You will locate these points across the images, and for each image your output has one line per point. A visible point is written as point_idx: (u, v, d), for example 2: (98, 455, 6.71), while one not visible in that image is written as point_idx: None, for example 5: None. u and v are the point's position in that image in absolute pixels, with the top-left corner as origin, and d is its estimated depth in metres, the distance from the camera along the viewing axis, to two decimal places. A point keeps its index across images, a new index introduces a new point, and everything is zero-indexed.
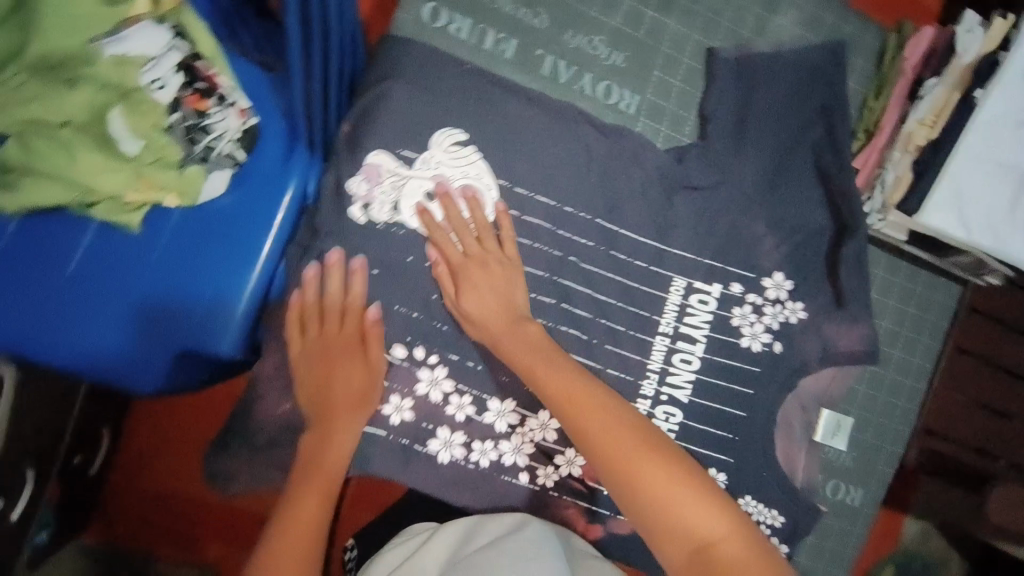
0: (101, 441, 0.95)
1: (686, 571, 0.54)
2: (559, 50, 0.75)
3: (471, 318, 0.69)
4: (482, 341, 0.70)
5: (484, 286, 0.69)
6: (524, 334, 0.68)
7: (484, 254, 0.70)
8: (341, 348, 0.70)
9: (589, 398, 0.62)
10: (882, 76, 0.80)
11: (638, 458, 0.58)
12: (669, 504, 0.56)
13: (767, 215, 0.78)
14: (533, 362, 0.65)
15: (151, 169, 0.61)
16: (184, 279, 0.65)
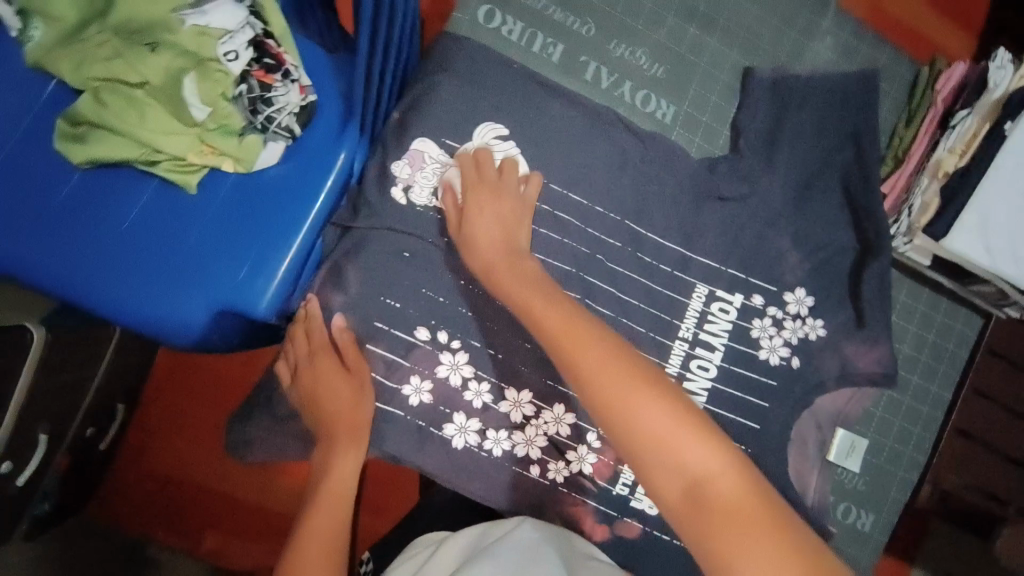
0: (117, 414, 0.97)
1: (678, 508, 0.50)
2: (603, 57, 0.78)
3: (471, 239, 0.68)
4: (476, 265, 0.67)
5: (489, 211, 0.69)
6: (521, 266, 0.65)
7: (493, 188, 0.70)
8: (328, 373, 0.73)
9: (582, 326, 0.58)
10: (914, 105, 0.82)
11: (629, 388, 0.53)
12: (660, 434, 0.51)
13: (793, 231, 0.80)
14: (527, 291, 0.62)
15: (213, 134, 0.65)
16: (230, 243, 0.68)
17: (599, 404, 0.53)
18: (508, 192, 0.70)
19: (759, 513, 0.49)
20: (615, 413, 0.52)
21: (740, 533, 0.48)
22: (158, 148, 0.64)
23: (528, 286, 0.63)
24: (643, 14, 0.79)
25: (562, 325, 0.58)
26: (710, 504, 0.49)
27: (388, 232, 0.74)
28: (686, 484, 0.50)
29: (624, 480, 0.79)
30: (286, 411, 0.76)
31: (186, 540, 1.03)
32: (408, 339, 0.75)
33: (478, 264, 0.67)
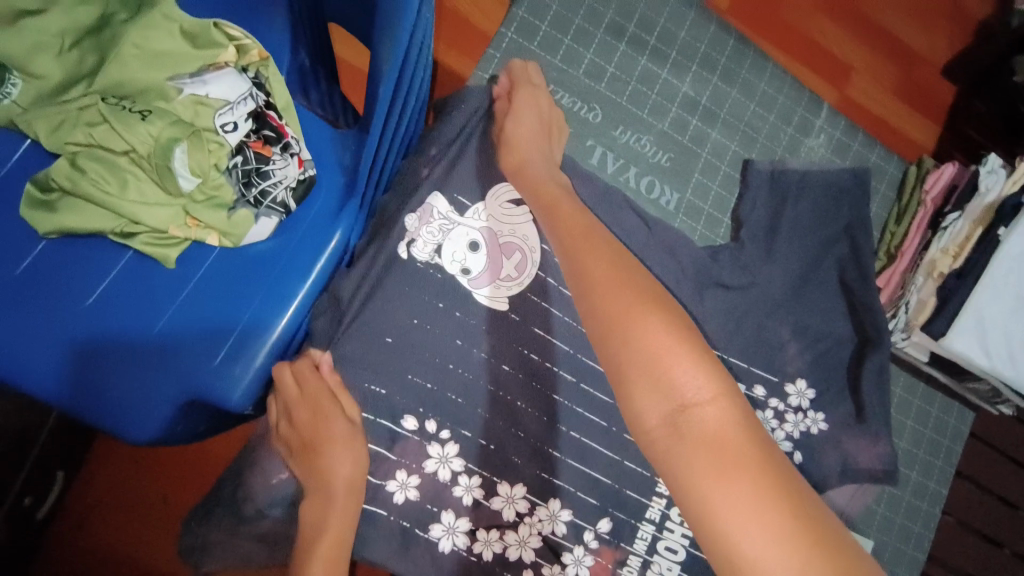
0: (55, 483, 0.86)
1: (655, 428, 0.43)
2: (609, 143, 0.79)
3: (507, 135, 0.71)
4: (507, 161, 0.70)
5: (530, 120, 0.72)
6: (551, 179, 0.67)
7: (534, 92, 0.74)
8: (323, 423, 0.63)
9: (593, 247, 0.54)
10: (903, 204, 0.85)
11: (632, 302, 0.48)
12: (651, 348, 0.45)
13: (792, 322, 0.80)
14: (562, 213, 0.60)
15: (200, 207, 0.60)
16: (207, 317, 0.62)
17: (594, 311, 0.49)
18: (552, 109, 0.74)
19: (748, 455, 0.41)
20: (610, 320, 0.47)
21: (718, 470, 0.41)
22: (137, 221, 0.58)
23: (563, 207, 0.62)
24: (649, 104, 0.81)
25: (578, 244, 0.56)
26: (692, 432, 0.42)
27: (383, 312, 0.69)
28: (669, 406, 0.43)
29: None
30: (253, 511, 0.67)
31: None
32: (395, 429, 0.69)
33: (509, 162, 0.70)
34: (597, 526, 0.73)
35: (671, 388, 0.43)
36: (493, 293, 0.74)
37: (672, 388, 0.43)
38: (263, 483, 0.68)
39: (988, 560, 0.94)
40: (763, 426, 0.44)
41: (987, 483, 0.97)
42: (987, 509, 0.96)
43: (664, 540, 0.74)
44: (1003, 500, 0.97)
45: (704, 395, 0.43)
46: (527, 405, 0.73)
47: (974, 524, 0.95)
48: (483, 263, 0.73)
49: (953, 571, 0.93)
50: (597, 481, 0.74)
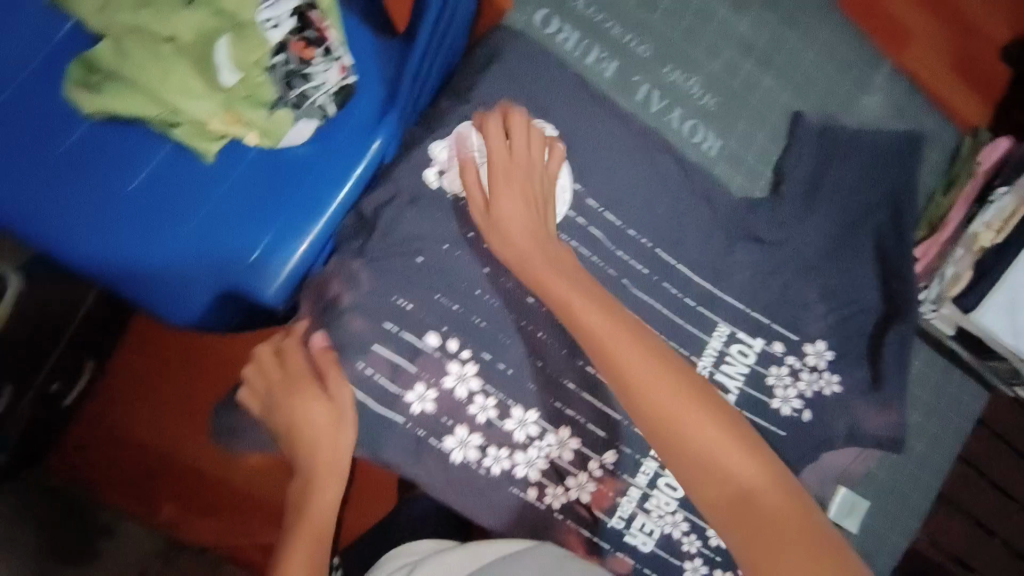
0: (84, 371, 0.92)
1: (729, 519, 0.52)
2: (656, 81, 0.76)
3: (498, 222, 0.64)
4: (506, 255, 0.64)
5: (519, 193, 0.65)
6: (558, 257, 0.63)
7: (508, 151, 0.66)
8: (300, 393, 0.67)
9: (625, 336, 0.57)
10: (954, 172, 0.82)
11: (675, 397, 0.54)
12: (709, 448, 0.53)
13: (821, 283, 0.79)
14: (561, 284, 0.60)
15: (241, 104, 0.61)
16: (245, 218, 0.64)
17: (654, 420, 0.54)
18: (538, 171, 0.67)
19: (802, 522, 0.51)
20: (662, 422, 0.54)
21: (788, 541, 0.50)
22: (179, 111, 0.59)
23: (569, 288, 0.60)
24: (702, 44, 0.78)
25: (608, 333, 0.57)
26: (758, 515, 0.51)
27: (413, 232, 0.69)
28: (731, 487, 0.52)
29: (621, 513, 0.77)
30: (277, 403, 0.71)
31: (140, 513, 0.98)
32: (417, 344, 0.70)
33: (509, 256, 0.63)
34: (603, 457, 0.76)
35: (726, 470, 0.52)
36: None
37: (728, 473, 0.52)
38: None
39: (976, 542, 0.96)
40: (794, 478, 0.55)
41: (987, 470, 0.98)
42: (983, 496, 0.97)
43: (664, 477, 0.78)
44: (1000, 489, 0.98)
45: (752, 468, 0.53)
46: (546, 335, 0.74)
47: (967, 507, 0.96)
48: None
49: (939, 548, 0.94)
50: (607, 416, 0.76)
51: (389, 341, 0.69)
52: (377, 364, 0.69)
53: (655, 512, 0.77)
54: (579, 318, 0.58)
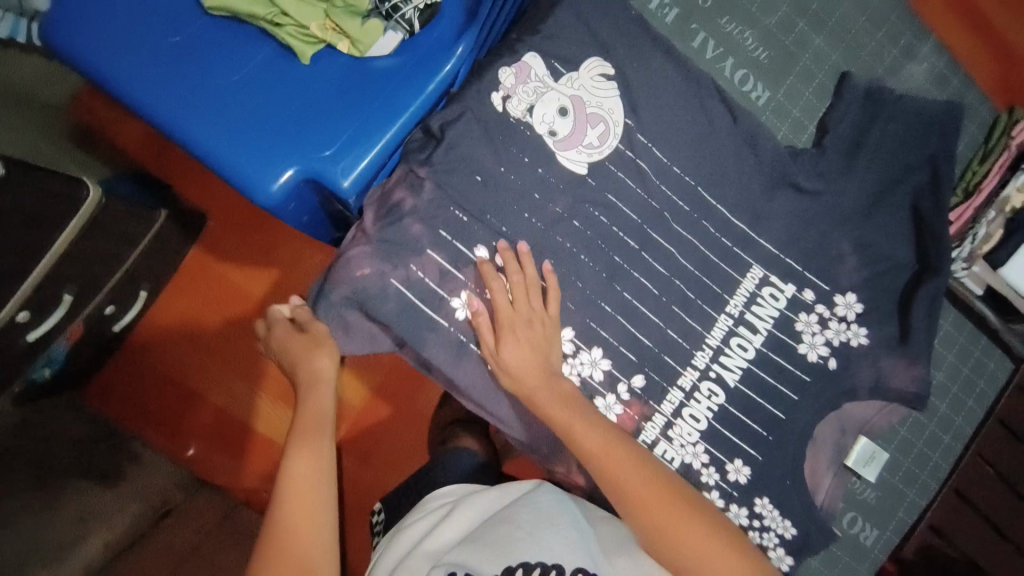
0: (138, 299, 1.06)
1: None
2: (713, 31, 0.82)
3: (508, 370, 0.72)
4: (518, 392, 0.72)
5: (525, 340, 0.72)
6: (563, 390, 0.72)
7: (513, 309, 0.73)
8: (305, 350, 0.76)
9: (618, 452, 0.69)
10: (989, 146, 0.84)
11: (658, 497, 0.67)
12: (701, 553, 0.65)
13: (856, 236, 0.82)
14: (560, 414, 0.70)
15: (339, 12, 0.69)
16: (326, 118, 0.70)
17: (653, 534, 0.66)
18: (540, 321, 0.73)
19: None
20: (652, 527, 0.66)
21: None
22: (287, 11, 0.67)
23: (569, 414, 0.70)
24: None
25: (602, 451, 0.69)
26: None
27: (474, 151, 0.74)
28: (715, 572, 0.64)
29: (645, 437, 0.79)
30: (340, 298, 0.73)
31: (172, 446, 1.13)
32: (467, 254, 0.75)
33: (521, 393, 0.72)
34: (631, 381, 0.79)
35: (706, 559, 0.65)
36: (570, 156, 0.77)
37: (710, 560, 0.65)
38: (346, 277, 0.73)
39: None
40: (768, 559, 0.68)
41: None
42: None
43: (689, 408, 0.80)
44: None
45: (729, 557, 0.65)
46: (588, 259, 0.78)
47: None
48: (568, 129, 0.77)
49: None
50: (638, 341, 0.79)
51: (442, 246, 0.74)
52: (428, 267, 0.74)
53: (677, 441, 0.79)
54: (579, 441, 0.69)
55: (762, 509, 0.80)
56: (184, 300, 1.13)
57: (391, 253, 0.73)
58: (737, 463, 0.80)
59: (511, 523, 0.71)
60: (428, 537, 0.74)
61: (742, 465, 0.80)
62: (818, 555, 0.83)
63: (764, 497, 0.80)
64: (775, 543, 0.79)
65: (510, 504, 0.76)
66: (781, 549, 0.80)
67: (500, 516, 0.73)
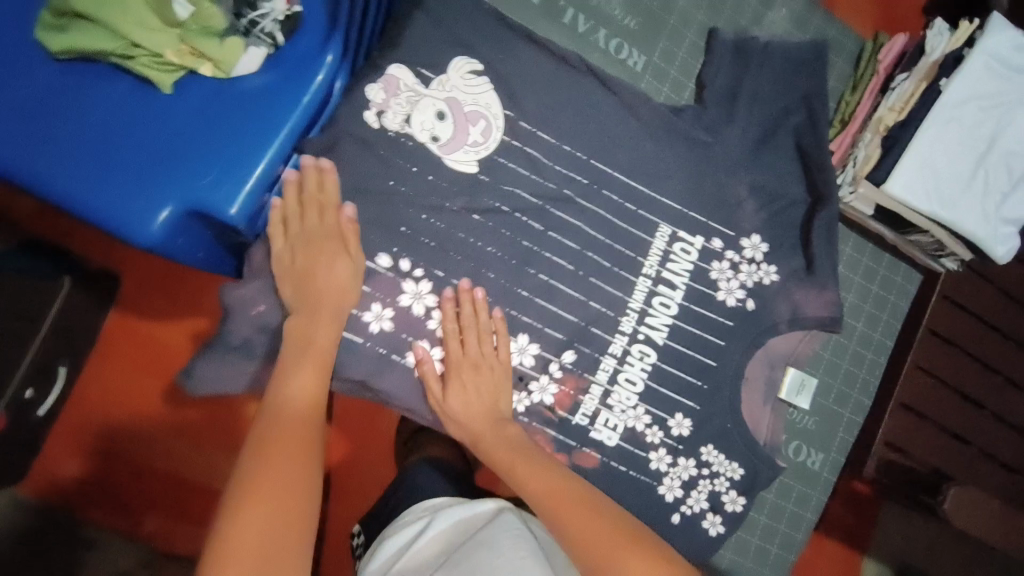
0: (58, 377, 0.99)
1: None
2: (581, 7, 0.83)
3: (452, 412, 0.75)
4: (467, 434, 0.76)
5: (472, 388, 0.75)
6: (509, 435, 0.74)
7: (465, 358, 0.75)
8: (332, 297, 0.70)
9: (563, 493, 0.68)
10: (859, 74, 0.89)
11: (608, 532, 0.64)
12: None
13: (749, 181, 0.86)
14: (504, 456, 0.72)
15: (194, 35, 0.65)
16: (201, 146, 0.67)
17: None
18: (488, 366, 0.75)
19: None
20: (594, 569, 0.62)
21: None
22: (136, 41, 0.64)
23: (515, 458, 0.72)
24: None
25: (548, 491, 0.69)
26: None
27: (365, 163, 0.74)
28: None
29: (585, 410, 0.79)
30: (237, 343, 0.71)
31: (126, 524, 1.05)
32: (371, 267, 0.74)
33: (468, 434, 0.75)
34: (562, 358, 0.79)
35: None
36: (458, 158, 0.77)
37: None
38: (243, 316, 0.71)
39: (973, 420, 0.96)
40: None
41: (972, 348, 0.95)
42: (974, 375, 0.96)
43: (624, 373, 0.81)
44: (985, 364, 0.96)
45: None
46: (495, 249, 0.78)
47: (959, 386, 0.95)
48: (449, 133, 0.77)
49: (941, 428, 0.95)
50: (562, 317, 0.80)
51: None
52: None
53: (618, 408, 0.81)
54: (523, 485, 0.70)
55: (710, 456, 0.82)
56: (111, 364, 1.05)
57: (282, 283, 0.71)
58: (678, 417, 0.82)
59: (490, 548, 0.69)
60: (404, 556, 0.73)
61: (683, 418, 0.82)
62: (771, 489, 0.86)
63: (709, 444, 0.82)
64: (726, 486, 0.82)
65: (481, 528, 0.73)
66: (733, 490, 0.83)
67: (478, 539, 0.71)
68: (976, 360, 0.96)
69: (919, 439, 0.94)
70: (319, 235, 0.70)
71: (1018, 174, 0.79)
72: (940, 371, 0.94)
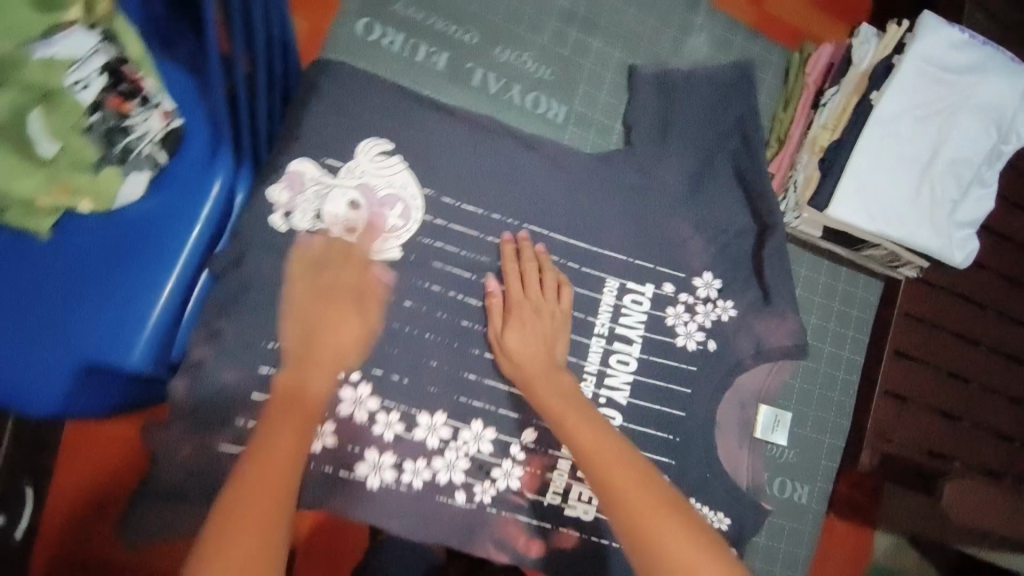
0: (25, 498, 0.81)
1: None
2: (489, 64, 0.79)
3: (511, 353, 0.71)
4: (518, 378, 0.71)
5: (529, 328, 0.72)
6: (562, 381, 0.69)
7: (524, 302, 0.73)
8: (331, 353, 0.64)
9: (606, 447, 0.62)
10: (789, 89, 0.86)
11: (636, 492, 0.58)
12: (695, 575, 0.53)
13: (692, 218, 0.82)
14: (559, 387, 0.68)
15: (65, 173, 0.59)
16: (93, 291, 0.62)
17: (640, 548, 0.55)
18: (550, 314, 0.72)
19: None
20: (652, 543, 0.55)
21: None
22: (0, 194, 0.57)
23: (564, 407, 0.66)
24: (524, 19, 0.80)
25: (594, 446, 0.62)
26: None
27: (279, 272, 0.69)
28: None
29: (555, 488, 0.77)
30: (170, 488, 0.67)
31: None
32: None
33: (519, 375, 0.71)
34: (522, 438, 0.76)
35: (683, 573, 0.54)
36: (379, 247, 0.73)
37: None
38: (170, 461, 0.67)
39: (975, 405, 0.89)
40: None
41: (965, 330, 0.88)
42: (970, 358, 0.89)
43: None
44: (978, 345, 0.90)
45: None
46: (435, 336, 0.74)
47: (955, 371, 0.88)
48: (366, 222, 0.72)
49: (944, 418, 0.88)
50: (515, 395, 0.76)
51: (266, 386, 0.68)
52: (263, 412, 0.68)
53: None
54: (568, 431, 0.64)
55: None
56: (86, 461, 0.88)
57: (205, 419, 0.67)
58: None
59: None
60: None
61: None
62: (761, 532, 0.83)
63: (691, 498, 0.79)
64: None
65: None
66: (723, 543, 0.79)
67: None
68: (998, 352, 0.91)
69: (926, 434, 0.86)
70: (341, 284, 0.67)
71: (968, 180, 0.75)
72: (936, 360, 0.86)
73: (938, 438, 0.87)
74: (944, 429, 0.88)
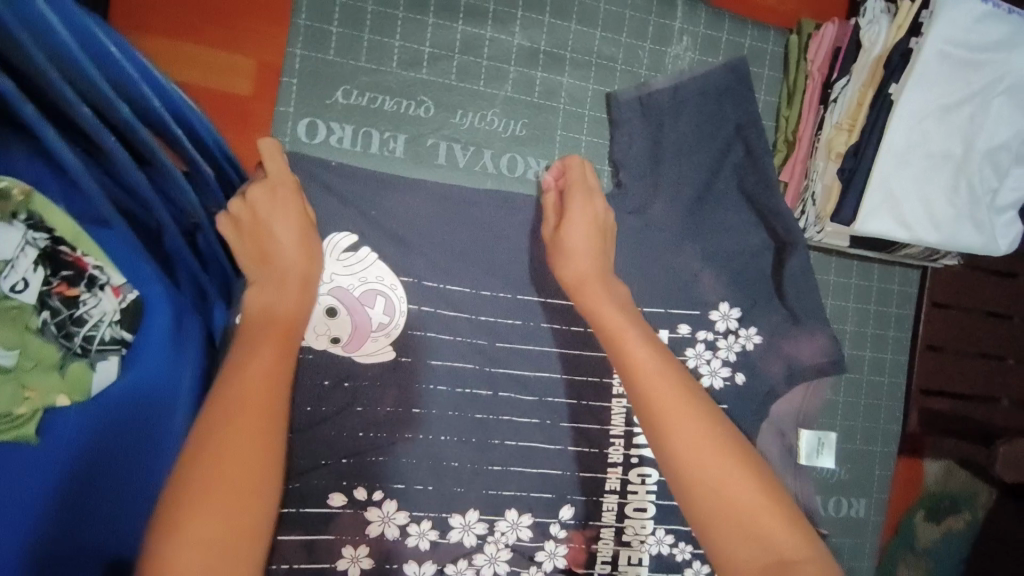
0: None
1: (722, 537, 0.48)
2: (453, 134, 0.73)
3: (563, 251, 0.65)
4: (566, 278, 0.64)
5: (590, 228, 0.65)
6: (616, 291, 0.62)
7: (589, 198, 0.66)
8: (293, 262, 0.58)
9: (658, 370, 0.54)
10: (790, 80, 0.77)
11: (690, 418, 0.51)
12: (705, 460, 0.50)
13: (700, 249, 0.74)
14: (593, 286, 0.62)
15: (33, 376, 0.55)
16: (90, 496, 0.57)
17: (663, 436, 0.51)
18: (600, 208, 0.66)
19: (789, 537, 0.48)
20: (665, 426, 0.51)
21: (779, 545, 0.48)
22: None
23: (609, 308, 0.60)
24: (482, 72, 0.73)
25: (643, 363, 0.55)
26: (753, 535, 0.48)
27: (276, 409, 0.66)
28: (745, 547, 0.47)
29: (602, 557, 0.74)
30: None
31: None
32: (324, 510, 0.67)
33: (571, 275, 0.63)
34: (560, 516, 0.73)
35: (735, 507, 0.48)
36: (370, 350, 0.68)
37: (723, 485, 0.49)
38: None
39: (1003, 334, 0.90)
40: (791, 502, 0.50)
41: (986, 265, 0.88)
42: (994, 289, 0.88)
43: (631, 504, 0.74)
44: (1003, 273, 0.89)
45: (765, 511, 0.48)
46: (448, 436, 0.70)
47: (979, 306, 0.88)
48: (348, 328, 0.68)
49: (969, 352, 0.89)
50: (548, 476, 0.73)
51: (291, 526, 0.67)
52: (292, 552, 0.67)
53: (635, 541, 0.75)
54: (621, 348, 0.56)
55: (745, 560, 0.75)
56: None
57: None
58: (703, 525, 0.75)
59: None
60: None
61: None
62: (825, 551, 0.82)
63: None
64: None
65: None
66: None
67: None
68: None
69: (949, 372, 0.89)
70: (281, 194, 0.59)
71: (1005, 164, 0.67)
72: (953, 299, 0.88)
73: (962, 374, 0.89)
74: (970, 362, 0.89)
